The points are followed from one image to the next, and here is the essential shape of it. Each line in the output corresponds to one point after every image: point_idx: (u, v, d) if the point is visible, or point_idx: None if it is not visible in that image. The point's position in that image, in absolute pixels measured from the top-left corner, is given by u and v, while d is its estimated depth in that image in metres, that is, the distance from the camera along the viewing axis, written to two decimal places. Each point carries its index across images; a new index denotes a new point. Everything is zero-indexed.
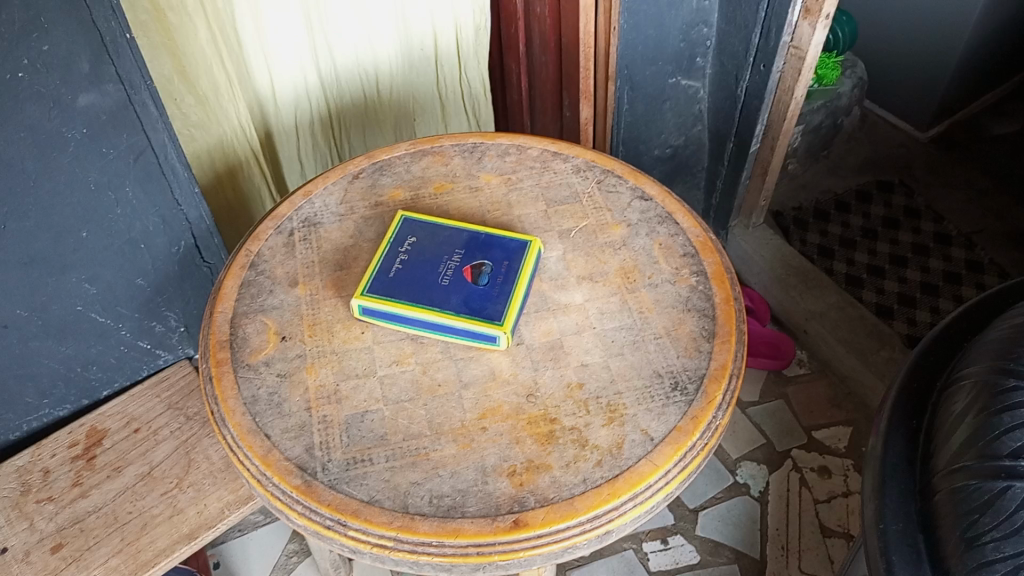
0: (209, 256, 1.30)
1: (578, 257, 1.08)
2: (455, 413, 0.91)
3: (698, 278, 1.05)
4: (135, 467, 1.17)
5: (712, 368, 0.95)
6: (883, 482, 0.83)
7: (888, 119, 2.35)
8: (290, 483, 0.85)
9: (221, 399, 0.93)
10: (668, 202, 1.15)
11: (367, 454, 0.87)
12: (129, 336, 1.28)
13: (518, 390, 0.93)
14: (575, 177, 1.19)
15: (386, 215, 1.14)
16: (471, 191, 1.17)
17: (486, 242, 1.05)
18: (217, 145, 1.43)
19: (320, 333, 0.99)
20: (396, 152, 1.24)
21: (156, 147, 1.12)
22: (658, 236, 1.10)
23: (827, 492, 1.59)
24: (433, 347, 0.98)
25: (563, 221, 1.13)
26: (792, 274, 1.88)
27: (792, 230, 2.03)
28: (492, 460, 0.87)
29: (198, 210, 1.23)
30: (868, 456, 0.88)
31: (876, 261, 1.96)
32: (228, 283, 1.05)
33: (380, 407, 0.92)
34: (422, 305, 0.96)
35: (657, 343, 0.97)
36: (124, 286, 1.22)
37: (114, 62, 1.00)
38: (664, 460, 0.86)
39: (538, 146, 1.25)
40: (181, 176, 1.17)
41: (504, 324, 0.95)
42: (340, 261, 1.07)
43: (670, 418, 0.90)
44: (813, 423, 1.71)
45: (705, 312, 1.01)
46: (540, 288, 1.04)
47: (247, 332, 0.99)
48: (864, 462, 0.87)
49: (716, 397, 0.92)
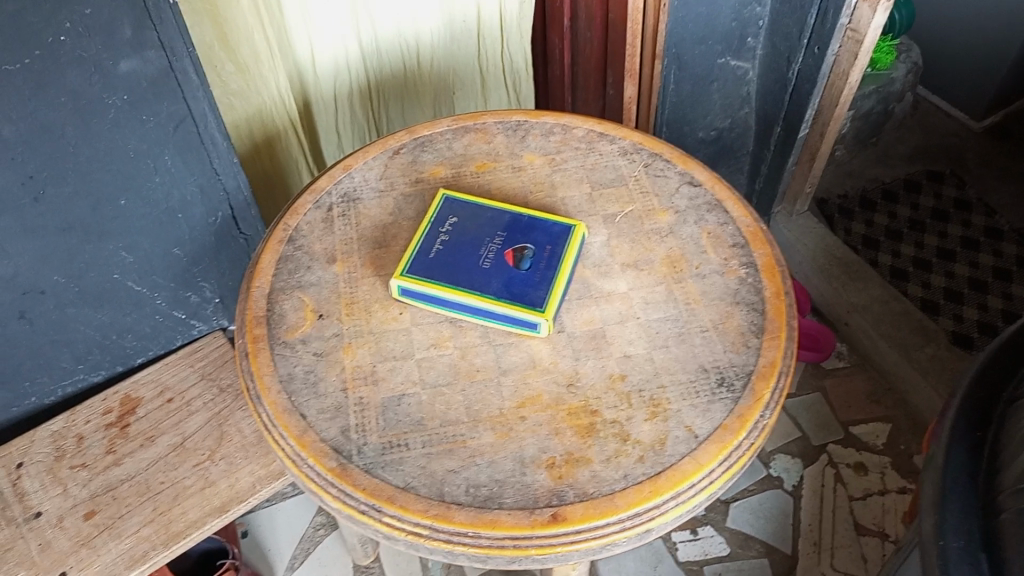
0: (246, 227, 1.26)
1: (623, 243, 1.05)
2: (494, 400, 0.89)
3: (747, 270, 1.01)
4: (168, 438, 1.16)
5: (760, 364, 0.91)
6: (945, 496, 0.79)
7: (942, 107, 2.26)
8: (326, 466, 0.84)
9: (257, 376, 0.91)
10: (718, 188, 1.11)
11: (403, 438, 0.86)
12: (164, 306, 1.25)
13: (559, 378, 0.91)
14: (621, 159, 1.15)
15: (426, 192, 1.11)
16: (514, 171, 1.14)
17: (528, 225, 1.02)
18: (256, 115, 1.41)
19: (357, 313, 0.97)
20: (438, 127, 1.21)
21: (196, 116, 1.09)
22: (707, 224, 1.06)
23: (862, 489, 1.57)
24: (471, 331, 0.96)
25: (608, 205, 1.09)
26: (835, 265, 1.83)
27: (836, 219, 1.97)
28: (531, 450, 0.85)
29: (236, 181, 1.19)
30: (929, 466, 0.84)
31: (923, 254, 1.90)
32: (266, 258, 1.03)
33: (417, 391, 0.90)
34: (463, 288, 0.94)
35: (703, 336, 0.94)
36: (160, 256, 1.20)
37: (157, 28, 0.98)
38: (708, 459, 0.84)
39: (584, 125, 1.21)
40: (220, 146, 1.14)
41: (546, 311, 0.92)
42: (379, 238, 1.05)
43: (715, 415, 0.87)
44: (850, 418, 1.68)
45: (754, 306, 0.97)
46: (584, 273, 1.01)
47: (284, 309, 0.97)
48: (925, 473, 0.83)
49: (764, 395, 0.89)
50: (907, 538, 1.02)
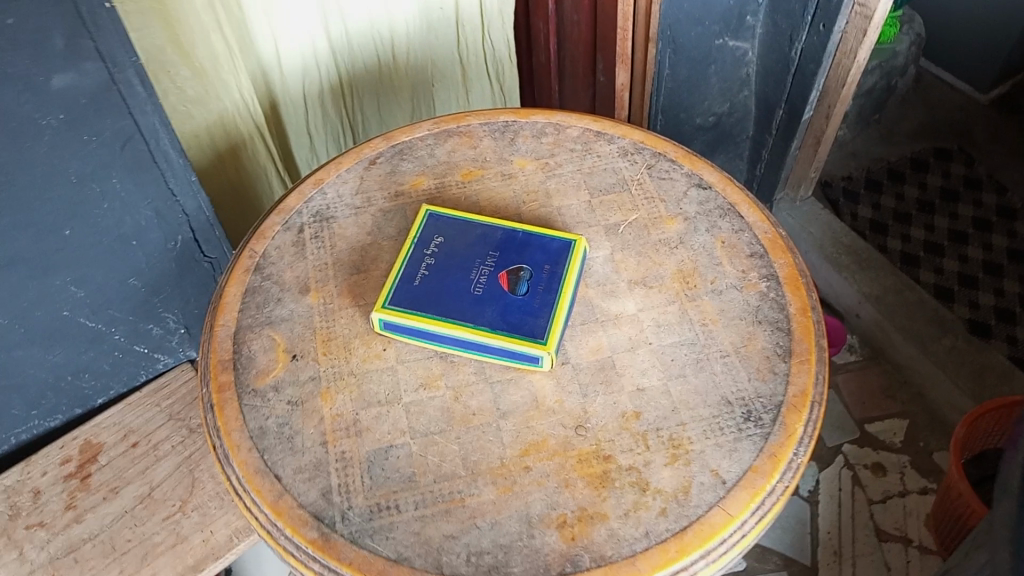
0: (210, 250, 1.13)
1: (629, 257, 0.94)
2: (494, 449, 0.79)
3: (768, 284, 0.91)
4: (134, 488, 1.06)
5: (791, 394, 0.81)
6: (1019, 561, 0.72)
7: (945, 79, 2.15)
8: (306, 538, 0.74)
9: (223, 432, 0.81)
10: (730, 190, 1.00)
11: (392, 499, 0.76)
12: (124, 341, 1.12)
13: (565, 420, 0.81)
14: (621, 161, 1.05)
15: (408, 207, 1.00)
16: (503, 179, 1.03)
17: (522, 243, 0.91)
18: (217, 122, 1.29)
19: (335, 351, 0.86)
20: (417, 132, 1.09)
21: (145, 132, 0.96)
22: (720, 232, 0.96)
23: (881, 491, 1.49)
24: (465, 368, 0.85)
25: (609, 214, 0.98)
26: (844, 254, 1.73)
27: (842, 203, 1.87)
28: (538, 508, 0.75)
29: (195, 202, 1.06)
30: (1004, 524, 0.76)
31: (934, 237, 1.81)
32: (230, 291, 0.92)
33: (407, 441, 0.80)
34: (453, 320, 0.83)
35: (724, 363, 0.84)
36: (115, 287, 1.06)
37: (93, 36, 0.85)
38: (739, 509, 0.74)
39: (578, 124, 1.10)
40: (174, 163, 1.01)
41: (547, 344, 0.82)
42: (357, 262, 0.94)
43: (744, 456, 0.77)
44: (866, 416, 1.59)
45: (778, 325, 0.87)
46: (586, 295, 0.91)
47: (251, 350, 0.86)
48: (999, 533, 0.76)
49: (797, 430, 0.79)
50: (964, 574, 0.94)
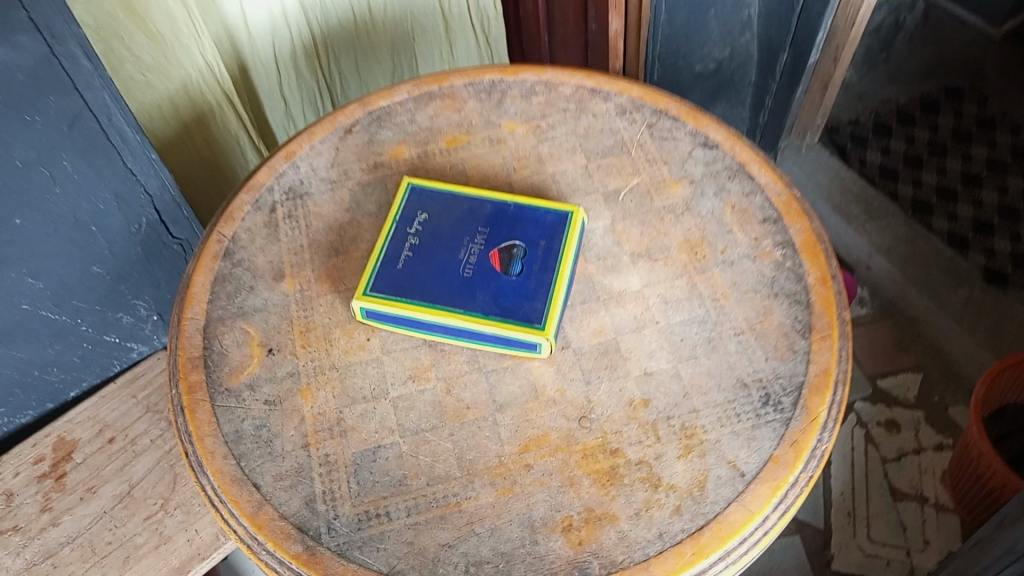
0: (179, 231, 1.06)
1: (631, 227, 0.87)
2: (491, 447, 0.73)
3: (783, 252, 0.83)
4: (112, 486, 1.00)
5: (812, 375, 0.75)
6: None
7: (955, 12, 2.00)
8: (289, 552, 0.68)
9: (196, 438, 0.74)
10: (738, 149, 0.92)
11: (382, 506, 0.70)
12: (92, 332, 1.05)
13: (568, 411, 0.74)
14: (619, 120, 0.96)
15: (388, 180, 0.92)
16: (491, 144, 0.95)
17: (515, 217, 0.84)
18: (181, 90, 1.19)
19: (315, 343, 0.80)
20: (396, 96, 1.00)
21: (95, 108, 0.87)
22: (730, 195, 0.88)
23: (895, 449, 1.43)
24: (457, 357, 0.79)
25: (608, 179, 0.91)
26: (854, 203, 1.65)
27: (849, 149, 1.78)
28: (541, 510, 0.69)
29: (158, 180, 0.99)
30: None
31: (946, 182, 1.73)
32: (198, 280, 0.84)
33: (396, 440, 0.73)
34: (441, 307, 0.76)
35: (738, 341, 0.77)
36: (77, 276, 0.99)
37: (25, 5, 0.76)
38: (761, 505, 0.68)
39: (571, 80, 1.01)
40: (131, 141, 0.93)
41: (546, 329, 0.75)
42: (335, 243, 0.87)
43: (763, 445, 0.71)
44: (877, 371, 1.53)
45: (796, 298, 0.80)
46: (586, 270, 0.83)
47: (223, 346, 0.79)
48: None
49: (820, 415, 0.73)
50: (997, 551, 0.89)
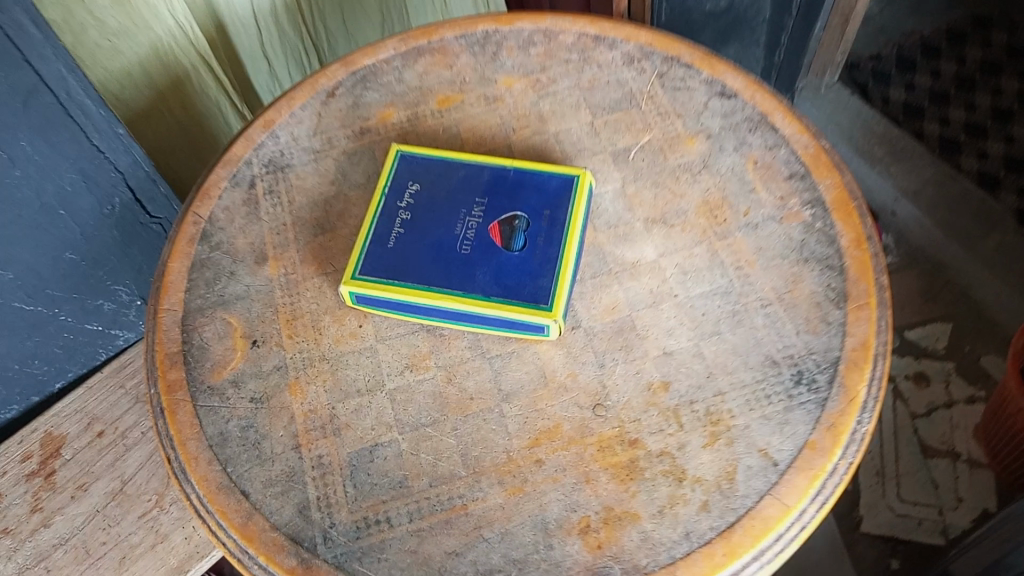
0: (157, 210, 1.01)
1: (644, 190, 0.79)
2: (498, 442, 0.66)
3: (813, 212, 0.75)
4: (104, 483, 0.94)
5: (849, 349, 0.68)
6: None
7: None
8: (282, 566, 0.62)
9: (178, 442, 0.68)
10: (759, 97, 0.83)
11: (382, 511, 0.64)
12: (72, 321, 0.99)
13: (581, 398, 0.68)
14: (626, 70, 0.87)
15: (376, 147, 0.84)
16: (487, 103, 0.86)
17: (515, 185, 0.76)
18: (152, 54, 1.11)
19: (303, 332, 0.73)
20: (381, 52, 0.91)
21: (51, 82, 0.80)
22: (751, 150, 0.80)
23: (926, 404, 1.37)
24: (457, 342, 0.72)
25: (617, 137, 0.83)
26: (877, 145, 1.55)
27: (872, 87, 1.68)
28: (555, 510, 0.63)
29: (129, 156, 0.92)
30: None
31: (976, 118, 1.62)
32: (173, 267, 0.78)
33: (394, 438, 0.67)
34: (438, 289, 0.69)
35: (766, 314, 0.70)
36: (49, 264, 0.92)
37: None
38: (797, 498, 0.62)
39: (572, 28, 0.91)
40: (95, 116, 0.86)
41: (554, 310, 0.68)
42: (321, 220, 0.79)
43: (798, 430, 0.65)
44: (904, 323, 1.46)
45: (828, 263, 0.73)
46: (595, 240, 0.76)
47: (203, 339, 0.73)
48: None
49: (860, 393, 0.66)
50: None
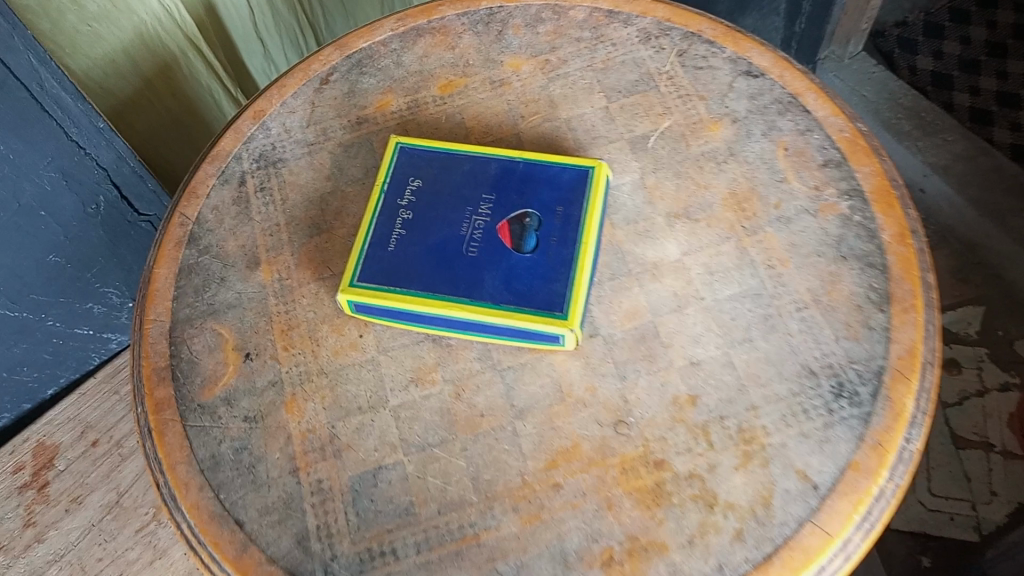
0: (145, 207, 0.96)
1: (664, 180, 0.73)
2: (511, 464, 0.61)
3: (851, 204, 0.69)
4: (99, 496, 0.90)
5: (894, 357, 0.62)
6: None
7: None
8: None
9: (166, 467, 0.63)
10: (789, 77, 0.76)
11: (386, 543, 0.59)
12: (60, 326, 0.94)
13: (601, 415, 0.62)
14: (643, 49, 0.81)
15: (374, 139, 0.78)
16: (492, 87, 0.80)
17: (525, 179, 0.70)
18: (137, 40, 1.04)
19: (299, 344, 0.68)
20: (378, 34, 0.85)
21: (22, 76, 0.75)
22: (782, 135, 0.73)
23: (957, 391, 1.30)
24: (466, 353, 0.66)
25: (635, 122, 0.76)
26: (904, 117, 1.47)
27: (897, 55, 1.60)
28: (575, 541, 0.58)
29: (112, 151, 0.87)
30: None
31: (1008, 86, 1.54)
32: (159, 273, 0.72)
33: (399, 461, 0.62)
34: (443, 297, 0.64)
35: (801, 318, 0.64)
36: (32, 268, 0.87)
37: None
38: (840, 525, 0.56)
39: (584, 3, 0.85)
40: (73, 110, 0.81)
41: (570, 319, 0.62)
42: (316, 220, 0.74)
43: (839, 449, 0.59)
44: None
45: (870, 261, 0.66)
46: (613, 237, 0.70)
47: (192, 353, 0.68)
48: None
49: (907, 407, 0.60)
50: None
